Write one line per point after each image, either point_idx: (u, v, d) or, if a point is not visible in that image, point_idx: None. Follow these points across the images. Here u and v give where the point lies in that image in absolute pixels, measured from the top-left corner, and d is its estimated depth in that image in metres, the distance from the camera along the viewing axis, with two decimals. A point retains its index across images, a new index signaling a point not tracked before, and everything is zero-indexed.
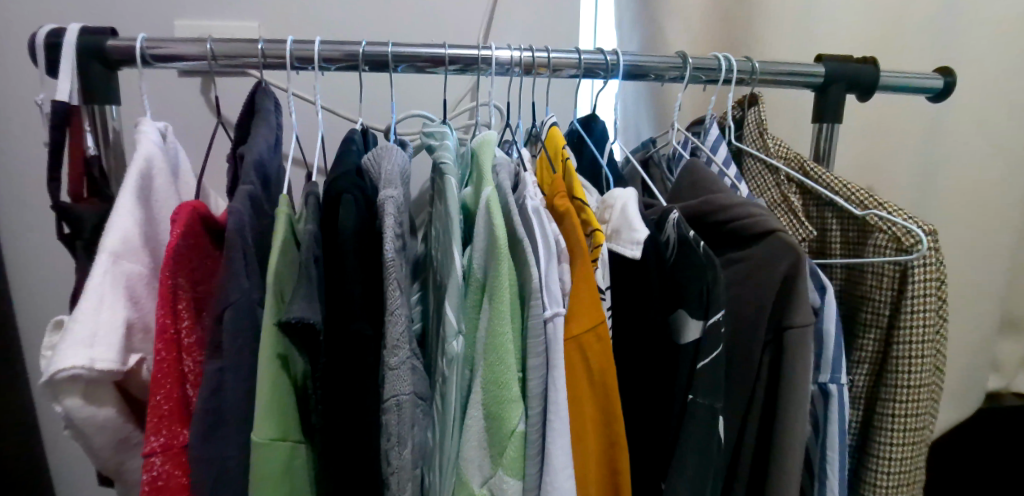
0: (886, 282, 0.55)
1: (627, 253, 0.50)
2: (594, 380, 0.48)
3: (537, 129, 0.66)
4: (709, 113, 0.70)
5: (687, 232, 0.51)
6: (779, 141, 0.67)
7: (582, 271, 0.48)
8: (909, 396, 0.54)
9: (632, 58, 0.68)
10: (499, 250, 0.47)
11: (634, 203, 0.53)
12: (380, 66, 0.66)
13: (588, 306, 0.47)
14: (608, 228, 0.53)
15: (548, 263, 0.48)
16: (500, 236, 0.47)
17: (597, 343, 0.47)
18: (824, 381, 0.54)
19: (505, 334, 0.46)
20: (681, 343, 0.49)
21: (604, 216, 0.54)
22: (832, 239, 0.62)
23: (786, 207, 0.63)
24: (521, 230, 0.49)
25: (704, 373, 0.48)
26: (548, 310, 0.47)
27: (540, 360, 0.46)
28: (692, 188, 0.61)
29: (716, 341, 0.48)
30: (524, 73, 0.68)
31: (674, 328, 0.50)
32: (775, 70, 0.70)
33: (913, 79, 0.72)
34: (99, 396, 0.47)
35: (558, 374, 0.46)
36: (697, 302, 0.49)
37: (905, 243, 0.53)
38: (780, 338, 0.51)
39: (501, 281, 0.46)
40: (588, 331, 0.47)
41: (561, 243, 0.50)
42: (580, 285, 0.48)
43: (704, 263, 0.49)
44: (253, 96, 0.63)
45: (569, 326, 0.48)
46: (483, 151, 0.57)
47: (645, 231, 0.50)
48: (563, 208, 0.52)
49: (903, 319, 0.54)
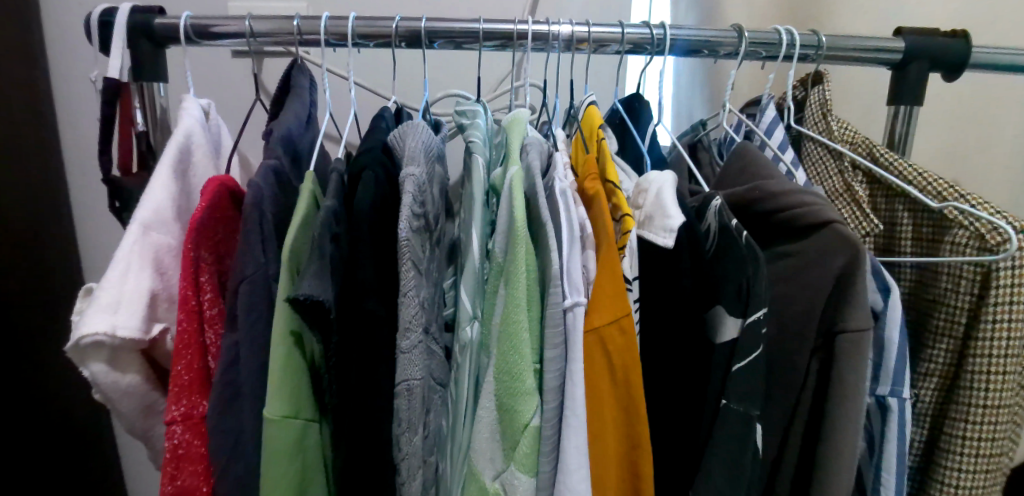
0: (965, 285, 0.48)
1: (659, 242, 0.46)
2: (615, 378, 0.44)
3: (573, 108, 0.62)
4: (767, 93, 0.64)
5: (728, 220, 0.46)
6: (845, 124, 0.60)
7: (607, 259, 0.45)
8: (985, 417, 0.47)
9: (681, 31, 0.63)
10: (518, 233, 0.44)
11: (671, 187, 0.48)
12: (414, 42, 0.64)
13: (612, 298, 0.44)
14: (639, 214, 0.49)
15: (570, 249, 0.45)
16: (520, 219, 0.44)
17: (620, 337, 0.44)
18: (883, 394, 0.48)
19: (521, 324, 0.43)
20: (718, 342, 0.45)
21: (637, 200, 0.50)
22: (902, 234, 0.55)
23: (849, 197, 0.56)
24: (545, 213, 0.46)
25: (741, 377, 0.44)
26: (568, 299, 0.44)
27: (558, 352, 0.43)
28: (742, 173, 0.56)
29: (755, 342, 0.43)
30: (563, 50, 0.64)
31: (711, 326, 0.46)
32: (845, 45, 0.63)
33: (1011, 56, 0.63)
34: (123, 363, 0.48)
35: (575, 369, 0.43)
36: (735, 298, 0.44)
37: (990, 241, 0.46)
38: (831, 344, 0.45)
39: (519, 266, 0.43)
40: (610, 324, 0.44)
41: (586, 229, 0.47)
42: (602, 276, 0.44)
43: (744, 254, 0.44)
44: (289, 73, 0.63)
45: (590, 317, 0.44)
46: (515, 132, 0.54)
47: (680, 217, 0.45)
48: (594, 190, 0.49)
49: (982, 328, 0.47)
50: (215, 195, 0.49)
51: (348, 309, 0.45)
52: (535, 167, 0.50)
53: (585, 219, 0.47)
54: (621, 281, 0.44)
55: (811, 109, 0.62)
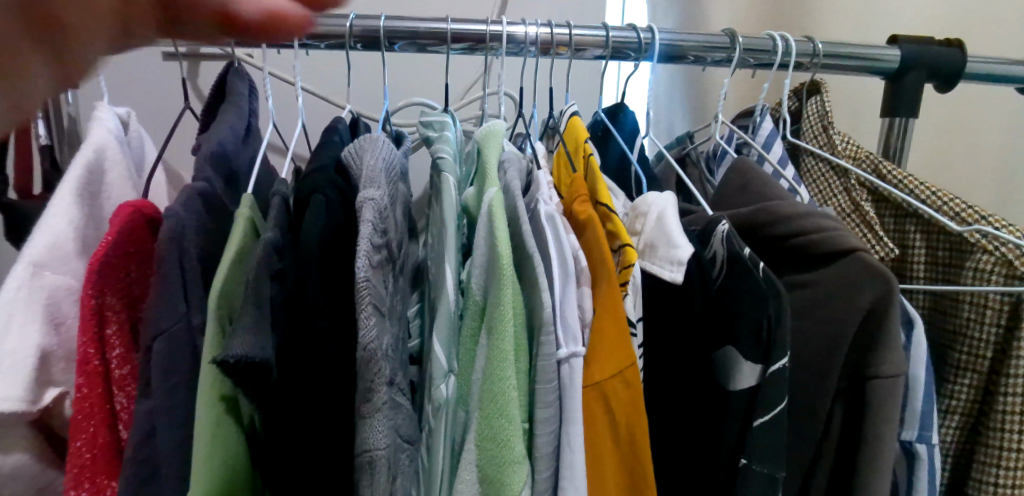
0: (990, 316, 0.44)
1: (665, 276, 0.40)
2: (619, 439, 0.37)
3: (554, 118, 0.56)
4: (761, 103, 0.59)
5: (739, 248, 0.40)
6: (847, 137, 0.56)
7: (608, 299, 0.38)
8: (1021, 463, 0.43)
9: (668, 35, 0.57)
10: (504, 270, 0.36)
11: (673, 211, 0.42)
12: (371, 44, 0.56)
13: (614, 346, 0.37)
14: (639, 241, 0.42)
15: (563, 288, 0.38)
16: (505, 252, 0.37)
17: (625, 392, 0.37)
18: (910, 441, 0.43)
19: (508, 381, 0.36)
20: (732, 390, 0.39)
21: (634, 226, 0.43)
22: (914, 259, 0.51)
23: (858, 217, 0.52)
24: (532, 243, 0.39)
25: (764, 433, 0.38)
26: (563, 348, 0.37)
27: (552, 411, 0.36)
28: (743, 192, 0.51)
29: (780, 391, 0.38)
30: (541, 55, 0.57)
31: (723, 370, 0.40)
32: (841, 52, 0.59)
33: (1004, 67, 0.61)
34: (6, 440, 0.38)
35: (574, 432, 0.36)
36: (755, 340, 0.39)
37: (1019, 267, 0.42)
38: (861, 388, 0.40)
39: (504, 310, 0.36)
40: (612, 377, 0.37)
41: (581, 262, 0.40)
42: (603, 318, 0.37)
43: (764, 291, 0.38)
44: (224, 77, 0.54)
45: (589, 370, 0.37)
46: (492, 146, 0.46)
47: (689, 247, 0.39)
48: (585, 214, 0.41)
49: (1013, 364, 0.43)
50: (132, 227, 0.40)
51: (295, 366, 0.37)
52: (514, 186, 0.43)
53: (578, 249, 0.40)
54: (626, 326, 0.37)
55: (810, 121, 0.58)
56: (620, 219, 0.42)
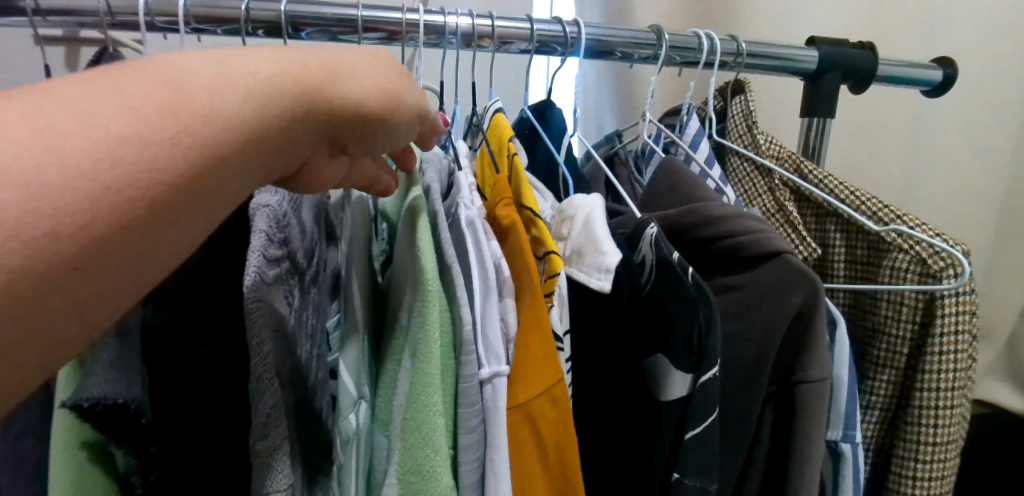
0: (907, 314, 0.44)
1: (593, 285, 0.37)
2: (547, 463, 0.34)
3: (477, 115, 0.52)
4: (688, 101, 0.58)
5: (668, 252, 0.38)
6: (770, 137, 0.56)
7: (533, 312, 0.35)
8: (936, 455, 0.44)
9: (595, 30, 0.55)
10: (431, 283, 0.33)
11: (600, 215, 0.39)
12: (273, 32, 0.50)
13: (540, 364, 0.34)
14: (565, 247, 0.40)
15: (484, 301, 0.35)
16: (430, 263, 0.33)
17: (552, 411, 0.34)
18: (836, 441, 0.43)
19: (435, 409, 0.32)
20: (663, 401, 0.38)
21: (560, 230, 0.40)
22: (835, 258, 0.51)
23: (782, 217, 0.52)
24: (452, 251, 0.35)
25: (696, 446, 0.37)
26: (485, 368, 0.34)
27: (476, 437, 0.33)
28: (671, 192, 0.49)
29: (711, 403, 0.36)
30: (462, 48, 0.53)
31: (655, 382, 0.39)
32: (763, 52, 0.59)
33: (910, 70, 0.63)
34: None
35: (499, 459, 0.33)
36: (686, 349, 0.37)
37: (933, 266, 0.43)
38: (790, 394, 0.40)
39: (430, 328, 0.32)
40: (538, 396, 0.34)
41: (503, 271, 0.36)
42: (529, 334, 0.35)
43: (693, 298, 0.37)
44: (95, 64, 0.47)
45: (513, 391, 0.34)
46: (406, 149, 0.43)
47: (616, 254, 0.36)
48: (508, 219, 0.38)
49: (928, 360, 0.43)
50: None
51: (178, 402, 0.31)
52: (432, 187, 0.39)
53: (500, 259, 0.37)
54: (552, 341, 0.34)
55: (735, 120, 0.58)
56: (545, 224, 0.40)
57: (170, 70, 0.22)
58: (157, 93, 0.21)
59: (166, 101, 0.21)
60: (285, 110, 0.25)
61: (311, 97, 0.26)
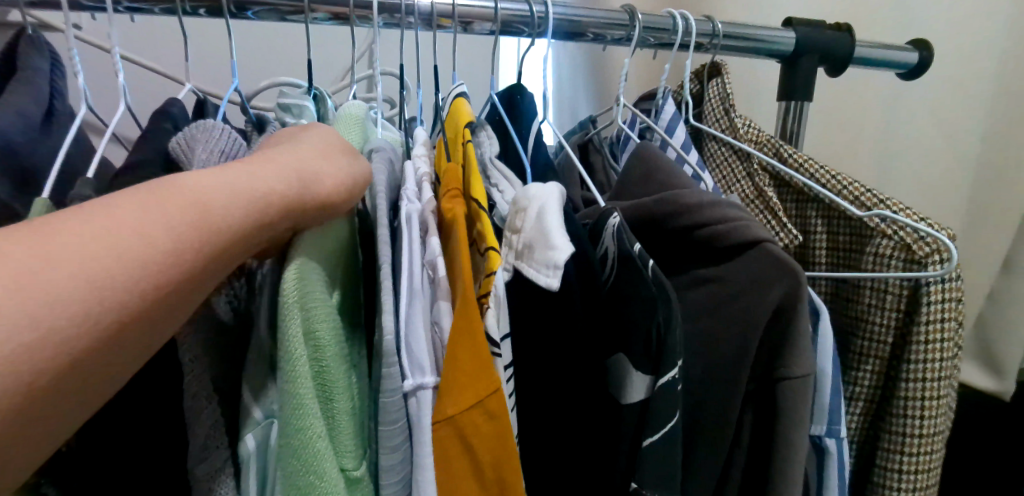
0: (891, 302, 0.43)
1: (541, 282, 0.33)
2: (485, 482, 0.31)
3: (440, 100, 0.49)
4: (663, 85, 0.55)
5: (630, 244, 0.36)
6: (748, 121, 0.53)
7: (464, 313, 0.31)
8: (922, 448, 0.42)
9: (564, 10, 0.52)
10: (297, 289, 0.28)
11: (556, 205, 0.35)
12: (214, 10, 0.46)
13: (466, 374, 0.30)
14: (517, 241, 0.35)
15: (409, 306, 0.32)
16: (295, 266, 0.28)
17: (486, 425, 0.30)
18: (820, 436, 0.41)
19: (312, 431, 0.27)
20: (623, 403, 0.36)
21: (512, 222, 0.36)
22: (816, 246, 0.49)
23: (762, 204, 0.50)
24: (382, 256, 0.32)
25: (657, 454, 0.34)
26: (409, 380, 0.31)
27: (398, 456, 0.31)
28: (644, 180, 0.47)
29: (672, 406, 0.34)
30: (422, 28, 0.50)
31: (617, 382, 0.37)
32: (739, 33, 0.57)
33: (887, 52, 0.62)
34: None
35: (425, 480, 0.30)
36: (644, 350, 0.35)
37: (917, 252, 0.41)
38: (771, 391, 0.38)
39: (292, 340, 0.27)
40: (469, 409, 0.30)
41: (439, 271, 0.33)
42: (458, 338, 0.30)
43: (654, 294, 0.34)
44: (14, 48, 0.42)
45: (440, 404, 0.30)
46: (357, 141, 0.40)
47: (566, 249, 0.32)
48: (451, 212, 0.35)
49: (913, 350, 0.42)
50: None
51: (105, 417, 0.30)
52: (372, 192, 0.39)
53: (438, 257, 0.33)
54: (486, 348, 0.30)
55: (711, 105, 0.55)
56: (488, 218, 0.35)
57: (190, 190, 0.25)
58: (170, 206, 0.24)
59: (191, 220, 0.24)
60: (276, 213, 0.28)
61: (296, 198, 0.29)
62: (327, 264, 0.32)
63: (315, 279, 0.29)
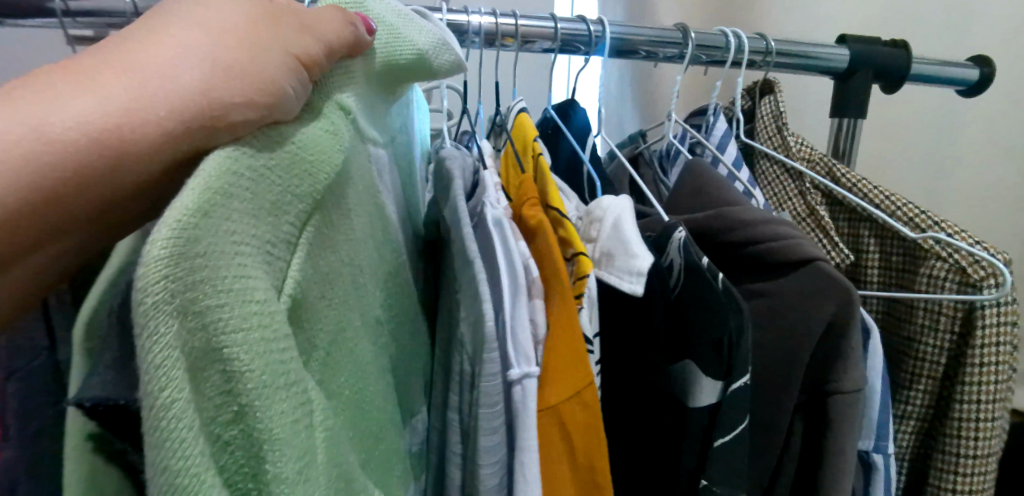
0: (945, 323, 0.43)
1: (625, 288, 0.36)
2: (578, 468, 0.33)
3: (500, 115, 0.52)
4: (714, 101, 0.56)
5: (697, 258, 0.38)
6: (801, 139, 0.54)
7: (562, 314, 0.33)
8: (976, 468, 0.42)
9: (619, 29, 0.54)
10: (178, 283, 0.17)
11: (629, 215, 0.38)
12: None
13: (569, 367, 0.32)
14: (593, 249, 0.39)
15: (514, 301, 0.33)
16: (165, 241, 0.17)
17: (582, 414, 0.33)
18: (867, 451, 0.43)
19: None
20: (692, 406, 0.37)
21: (588, 232, 0.40)
22: (869, 265, 0.50)
23: (814, 222, 0.51)
24: (473, 250, 0.33)
25: (723, 452, 0.36)
26: (513, 369, 0.32)
27: (497, 439, 0.32)
28: (697, 195, 0.48)
29: (740, 411, 0.36)
30: (485, 47, 0.52)
31: (682, 386, 0.38)
32: (793, 50, 0.58)
33: (948, 69, 0.61)
34: None
35: (529, 462, 0.31)
36: (715, 356, 0.36)
37: (972, 275, 0.41)
38: (821, 404, 0.40)
39: (169, 365, 0.17)
40: (569, 399, 0.32)
41: (532, 271, 0.35)
42: (556, 336, 0.33)
43: (723, 304, 0.36)
44: None
45: (542, 393, 0.33)
46: (392, 42, 0.32)
47: (648, 256, 0.36)
48: (535, 219, 0.37)
49: (968, 372, 0.42)
50: None
51: None
52: (387, 184, 0.36)
53: (529, 258, 0.35)
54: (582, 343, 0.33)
55: (763, 122, 0.56)
56: (570, 224, 0.38)
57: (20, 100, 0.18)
58: None
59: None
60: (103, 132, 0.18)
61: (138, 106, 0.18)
62: (255, 222, 0.20)
63: (212, 255, 0.18)
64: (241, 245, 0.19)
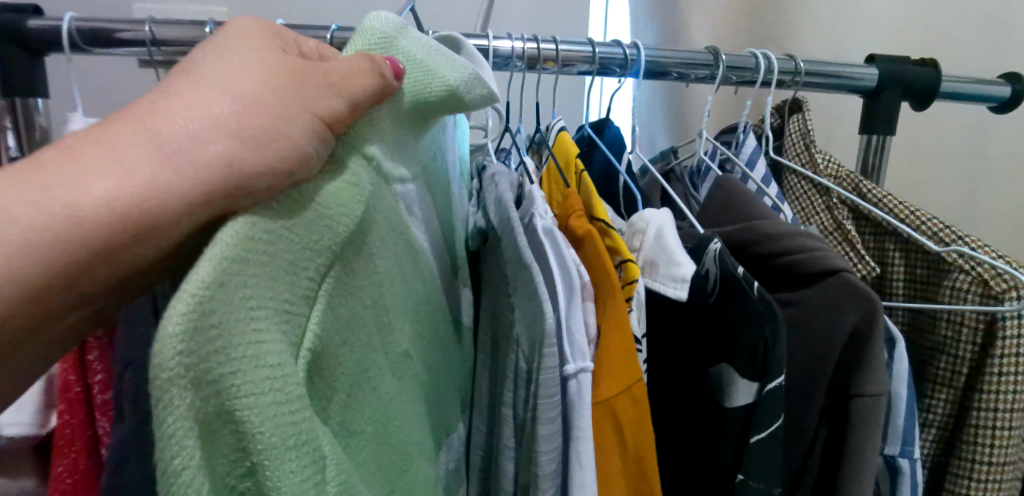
0: (967, 334, 0.45)
1: (670, 293, 0.42)
2: (627, 457, 0.37)
3: (541, 133, 0.56)
4: (744, 120, 0.59)
5: (732, 267, 0.40)
6: (828, 156, 0.57)
7: (614, 316, 0.37)
8: (991, 475, 0.44)
9: (653, 52, 0.58)
10: (191, 357, 0.20)
11: (671, 227, 0.43)
12: None
13: (622, 364, 0.37)
14: (638, 257, 0.44)
15: (568, 304, 0.37)
16: (184, 323, 0.20)
17: (632, 409, 0.37)
18: (893, 455, 0.44)
19: None
20: (728, 407, 0.40)
21: (632, 242, 0.45)
22: (895, 278, 0.52)
23: (840, 236, 0.53)
24: (529, 255, 0.37)
25: (762, 449, 0.39)
26: (570, 364, 0.35)
27: (555, 428, 0.35)
28: (727, 209, 0.51)
29: (775, 410, 0.38)
30: (527, 70, 0.56)
31: (718, 388, 0.41)
32: (823, 71, 0.60)
33: (980, 87, 0.62)
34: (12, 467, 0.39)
35: (584, 449, 0.35)
36: (751, 360, 0.39)
37: (994, 287, 0.43)
38: (844, 406, 0.42)
39: (185, 426, 0.20)
40: (621, 393, 0.37)
41: (583, 275, 0.38)
42: (609, 337, 0.37)
43: (760, 310, 0.39)
44: None
45: (596, 388, 0.37)
46: (422, 83, 0.33)
47: (691, 264, 0.41)
48: (582, 230, 0.41)
49: (987, 380, 0.43)
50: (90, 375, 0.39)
51: None
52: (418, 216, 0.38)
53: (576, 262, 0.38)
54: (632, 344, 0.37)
55: (792, 140, 0.59)
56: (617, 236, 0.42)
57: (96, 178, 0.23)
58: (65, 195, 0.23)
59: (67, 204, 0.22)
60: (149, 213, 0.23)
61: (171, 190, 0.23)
62: (272, 288, 0.23)
63: (230, 330, 0.21)
64: (257, 314, 0.22)
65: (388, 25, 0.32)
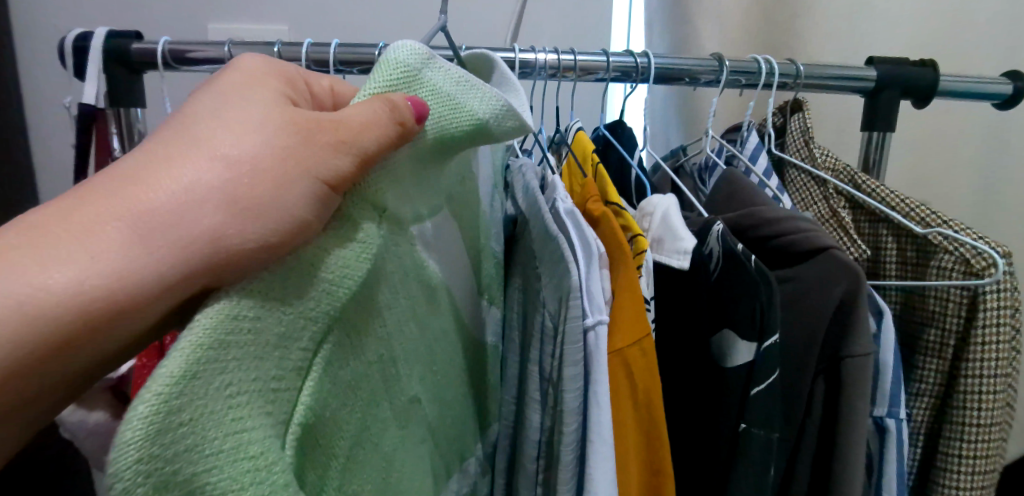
0: (953, 308, 0.49)
1: (674, 263, 0.47)
2: (637, 399, 0.44)
3: (561, 133, 0.63)
4: (748, 120, 0.65)
5: (733, 244, 0.47)
6: (826, 151, 0.62)
7: (626, 281, 0.44)
8: (981, 436, 0.48)
9: (663, 60, 0.64)
10: (156, 460, 0.21)
11: (675, 209, 0.49)
12: None
13: (633, 320, 0.43)
14: (648, 236, 0.50)
15: (587, 269, 0.43)
16: (145, 426, 0.21)
17: (642, 358, 0.44)
18: (881, 416, 0.49)
19: None
20: (730, 366, 0.46)
21: (642, 223, 0.51)
22: (888, 261, 0.56)
23: (835, 222, 0.58)
24: (554, 228, 0.44)
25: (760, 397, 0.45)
26: (589, 318, 0.42)
27: (579, 370, 0.41)
28: (730, 198, 0.57)
29: (772, 364, 0.44)
30: (549, 78, 0.63)
31: (721, 352, 0.47)
32: (823, 73, 0.65)
33: (979, 84, 0.66)
34: None
35: (600, 390, 0.41)
36: (751, 324, 0.45)
37: (976, 265, 0.47)
38: (836, 368, 0.47)
39: None
40: (633, 344, 0.43)
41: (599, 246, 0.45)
42: (623, 298, 0.44)
43: (756, 280, 0.45)
44: None
45: (612, 340, 0.44)
46: (449, 115, 0.35)
47: (691, 239, 0.47)
48: (598, 212, 0.48)
49: (971, 349, 0.48)
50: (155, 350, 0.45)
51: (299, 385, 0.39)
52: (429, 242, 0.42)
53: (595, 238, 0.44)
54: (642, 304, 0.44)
55: (794, 137, 0.64)
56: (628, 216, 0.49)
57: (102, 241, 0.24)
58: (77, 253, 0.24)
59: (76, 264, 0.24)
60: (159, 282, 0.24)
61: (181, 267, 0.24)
62: (249, 374, 0.24)
63: (200, 422, 0.22)
64: (233, 403, 0.23)
65: (415, 57, 0.34)
